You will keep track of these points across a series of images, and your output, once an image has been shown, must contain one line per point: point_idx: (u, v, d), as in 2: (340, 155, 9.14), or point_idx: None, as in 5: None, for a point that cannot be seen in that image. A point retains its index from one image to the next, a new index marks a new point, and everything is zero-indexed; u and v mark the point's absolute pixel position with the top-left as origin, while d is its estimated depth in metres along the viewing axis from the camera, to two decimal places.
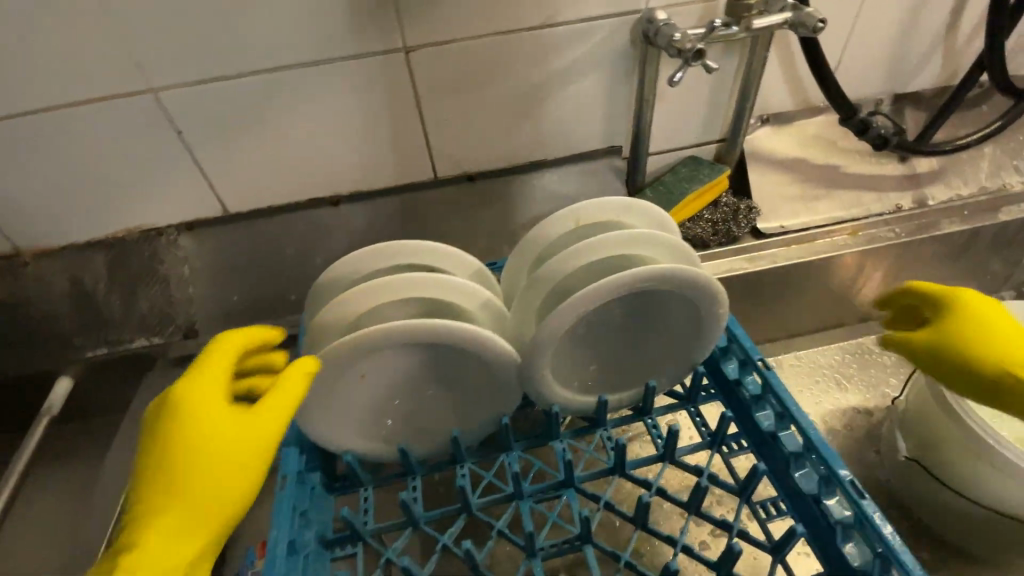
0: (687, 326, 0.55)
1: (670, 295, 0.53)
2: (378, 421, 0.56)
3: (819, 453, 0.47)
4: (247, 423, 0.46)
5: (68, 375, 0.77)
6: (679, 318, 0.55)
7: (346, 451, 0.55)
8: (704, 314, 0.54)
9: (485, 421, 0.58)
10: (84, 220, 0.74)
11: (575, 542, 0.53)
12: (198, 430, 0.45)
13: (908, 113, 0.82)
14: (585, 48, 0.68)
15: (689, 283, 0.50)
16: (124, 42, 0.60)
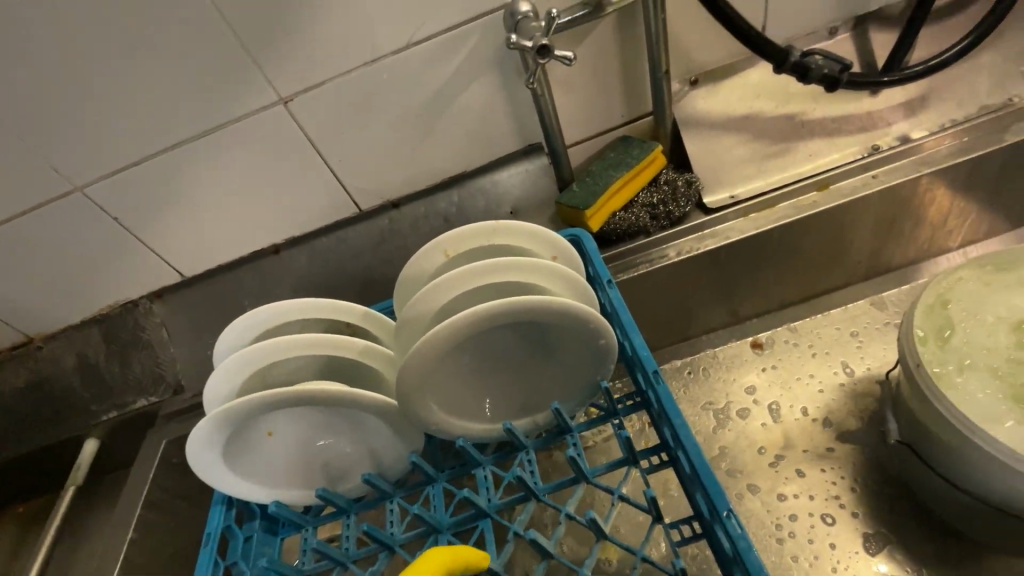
0: (578, 344, 0.52)
1: (539, 320, 0.49)
2: (299, 474, 0.58)
3: (700, 479, 0.42)
4: None
5: (93, 436, 0.90)
6: (565, 339, 0.52)
7: (269, 501, 0.57)
8: (588, 330, 0.50)
9: (402, 459, 0.58)
10: (71, 305, 0.84)
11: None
12: None
13: (874, 34, 0.69)
14: (460, 57, 0.65)
15: (552, 307, 0.47)
16: (40, 151, 0.66)
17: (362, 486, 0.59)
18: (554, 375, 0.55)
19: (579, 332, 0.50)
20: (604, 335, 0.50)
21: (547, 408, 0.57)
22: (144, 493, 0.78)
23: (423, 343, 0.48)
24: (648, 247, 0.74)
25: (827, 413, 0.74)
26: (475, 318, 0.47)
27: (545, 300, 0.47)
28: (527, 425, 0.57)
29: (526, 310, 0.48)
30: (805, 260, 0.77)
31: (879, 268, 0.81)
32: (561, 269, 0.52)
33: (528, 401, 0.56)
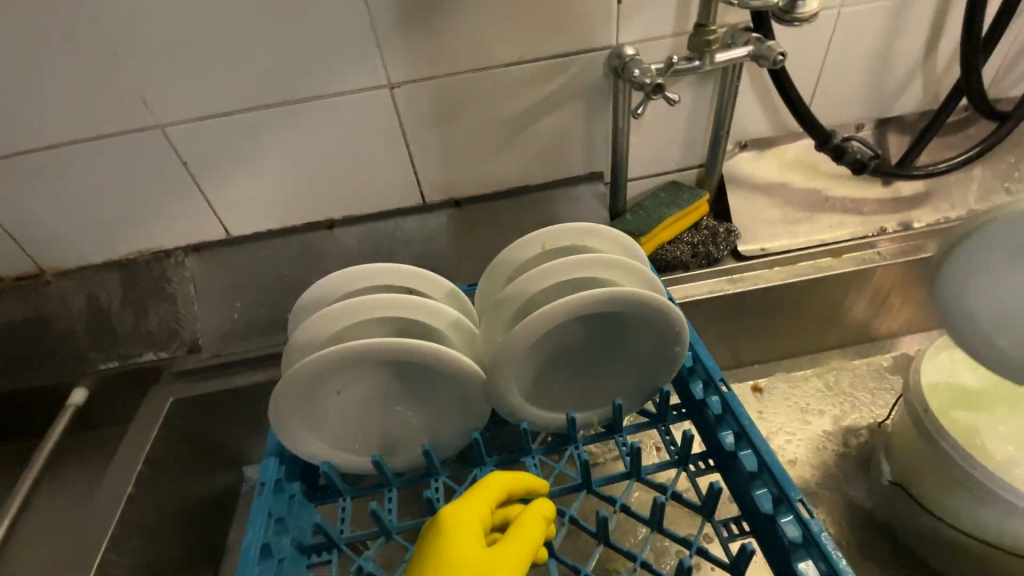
0: (654, 347, 0.57)
1: (633, 316, 0.54)
2: (354, 437, 0.58)
3: (772, 473, 0.49)
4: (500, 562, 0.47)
5: (82, 385, 0.84)
6: (644, 340, 0.57)
7: (321, 462, 0.57)
8: (669, 334, 0.56)
9: (457, 437, 0.60)
10: (100, 243, 0.81)
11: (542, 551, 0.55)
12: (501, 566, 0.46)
13: (891, 137, 0.83)
14: (557, 82, 0.72)
15: (649, 306, 0.52)
16: (136, 84, 0.66)
17: (410, 460, 0.60)
18: (621, 374, 0.59)
19: (660, 336, 0.55)
20: (678, 344, 0.56)
21: (606, 405, 0.61)
22: (146, 452, 0.75)
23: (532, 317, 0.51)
24: (682, 281, 0.81)
25: (820, 457, 0.82)
26: (580, 303, 0.51)
27: (649, 298, 0.52)
28: (584, 419, 0.61)
29: (625, 306, 0.53)
30: (812, 317, 0.87)
31: (868, 335, 0.93)
32: (649, 277, 0.58)
33: (591, 395, 0.60)
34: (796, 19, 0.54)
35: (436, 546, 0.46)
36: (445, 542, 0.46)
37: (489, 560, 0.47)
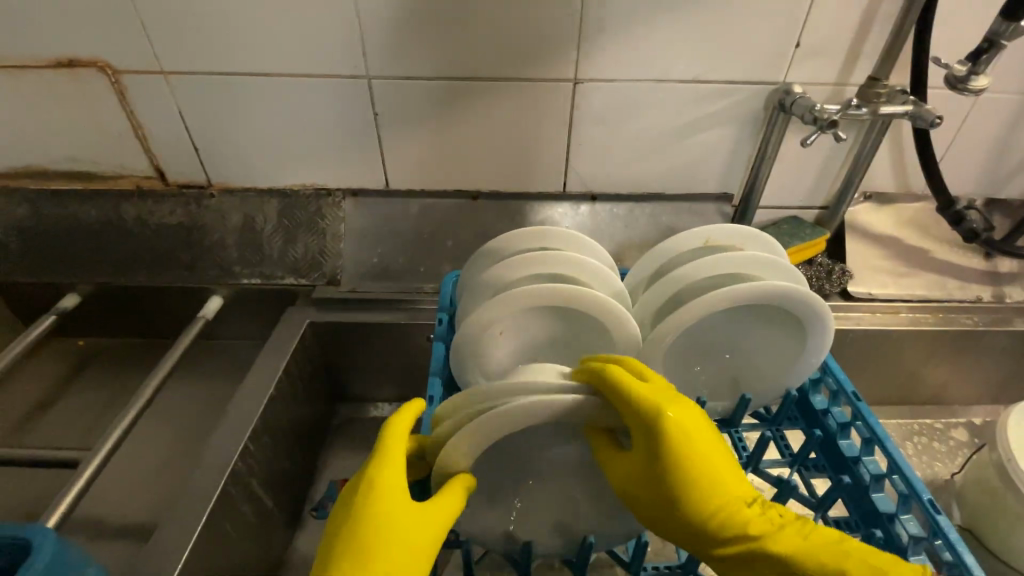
0: (794, 351, 0.63)
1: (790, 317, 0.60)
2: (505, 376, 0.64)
3: (903, 476, 0.53)
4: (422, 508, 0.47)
5: (219, 294, 0.92)
6: (787, 344, 0.63)
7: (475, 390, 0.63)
8: (814, 342, 0.61)
9: None
10: (271, 170, 0.90)
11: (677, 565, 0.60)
12: (403, 515, 0.46)
13: (1000, 216, 0.90)
14: (719, 106, 0.80)
15: (809, 311, 0.58)
16: (363, 36, 0.75)
17: None
18: (755, 371, 0.65)
19: (805, 344, 0.61)
20: (816, 357, 0.62)
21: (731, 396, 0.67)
22: (286, 360, 0.81)
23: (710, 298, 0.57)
24: None
25: None
26: (751, 293, 0.57)
27: (812, 304, 0.58)
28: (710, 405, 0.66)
29: (785, 306, 0.59)
30: (900, 368, 0.92)
31: (944, 398, 0.97)
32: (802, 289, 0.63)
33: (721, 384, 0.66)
34: (968, 90, 0.63)
35: (673, 451, 0.46)
36: (683, 453, 0.46)
37: (416, 511, 0.46)
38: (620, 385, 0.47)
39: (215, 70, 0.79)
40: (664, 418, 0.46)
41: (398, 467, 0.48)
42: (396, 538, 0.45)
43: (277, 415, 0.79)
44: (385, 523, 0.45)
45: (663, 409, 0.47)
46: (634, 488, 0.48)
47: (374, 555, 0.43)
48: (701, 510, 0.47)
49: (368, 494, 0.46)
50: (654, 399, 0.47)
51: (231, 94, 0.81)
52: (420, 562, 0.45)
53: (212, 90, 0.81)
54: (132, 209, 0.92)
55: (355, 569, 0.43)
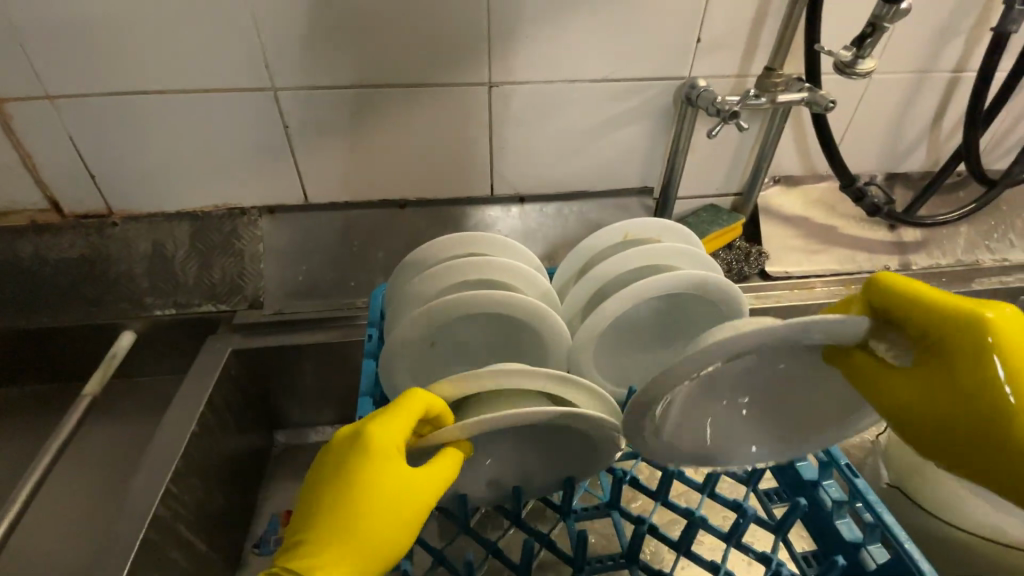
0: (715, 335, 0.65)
1: (707, 302, 0.62)
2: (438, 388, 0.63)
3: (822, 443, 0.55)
4: (416, 480, 0.43)
5: (132, 329, 0.85)
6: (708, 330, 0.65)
7: None
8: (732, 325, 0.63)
9: None
10: (178, 192, 0.84)
11: (620, 560, 0.55)
12: (389, 484, 0.43)
13: (898, 189, 0.96)
14: (632, 101, 0.82)
15: (722, 295, 0.60)
16: (263, 47, 0.72)
17: None
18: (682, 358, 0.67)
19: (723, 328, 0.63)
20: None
21: None
22: (209, 393, 0.76)
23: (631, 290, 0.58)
24: None
25: None
26: (667, 283, 0.59)
27: (725, 288, 0.60)
28: None
29: (701, 293, 0.61)
30: None
31: None
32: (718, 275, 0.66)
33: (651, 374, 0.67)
34: (856, 73, 0.65)
35: (973, 368, 0.35)
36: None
37: (412, 480, 0.43)
38: (920, 299, 0.38)
39: (102, 90, 0.73)
40: (984, 334, 0.35)
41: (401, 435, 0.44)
42: (384, 501, 0.42)
43: (205, 452, 0.74)
44: (379, 481, 0.42)
45: (979, 311, 0.35)
46: (942, 401, 0.36)
47: (358, 511, 0.42)
48: None
49: (367, 441, 0.43)
50: (946, 308, 0.37)
51: (123, 114, 0.76)
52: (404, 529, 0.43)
53: (101, 111, 0.75)
54: (21, 246, 0.84)
55: (344, 526, 0.42)
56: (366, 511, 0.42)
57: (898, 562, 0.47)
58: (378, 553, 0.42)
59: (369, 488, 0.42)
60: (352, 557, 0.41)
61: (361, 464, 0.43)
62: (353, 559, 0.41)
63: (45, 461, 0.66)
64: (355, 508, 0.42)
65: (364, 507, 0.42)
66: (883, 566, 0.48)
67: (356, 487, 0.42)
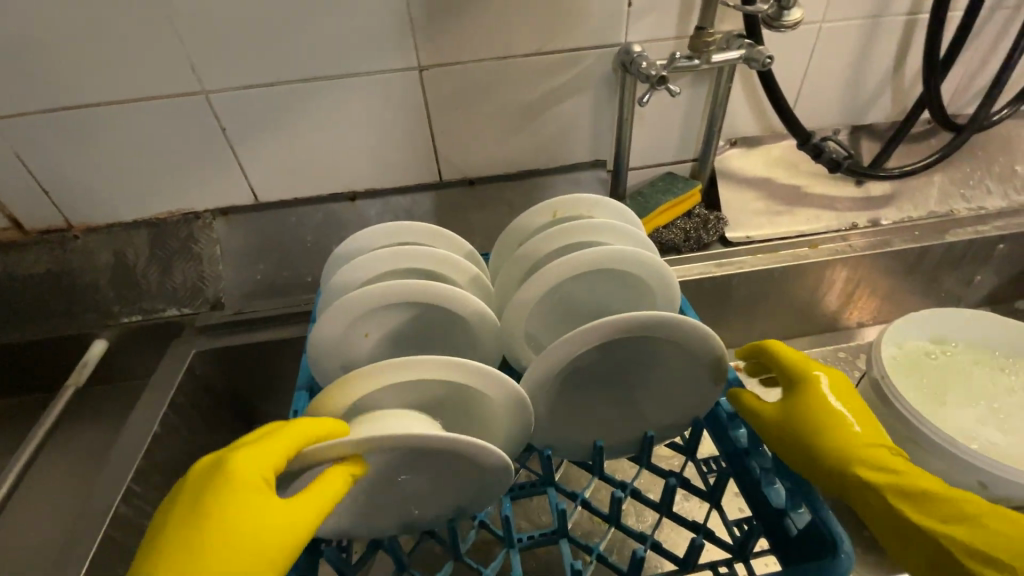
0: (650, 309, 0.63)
1: (637, 276, 0.61)
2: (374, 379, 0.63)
3: None
4: (284, 514, 0.43)
5: (102, 338, 0.88)
6: (644, 304, 0.63)
7: None
8: (665, 297, 0.62)
9: None
10: (132, 201, 0.86)
11: (552, 535, 0.54)
12: (252, 513, 0.42)
13: (863, 142, 0.92)
14: (570, 73, 0.80)
15: (651, 268, 0.59)
16: (188, 50, 0.72)
17: None
18: None
19: (658, 301, 0.62)
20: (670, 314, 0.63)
21: None
22: (172, 395, 0.79)
23: (553, 268, 0.57)
24: (677, 264, 0.88)
25: None
26: (591, 259, 0.57)
27: (651, 260, 0.58)
28: None
29: (629, 268, 0.59)
30: (791, 302, 0.96)
31: (840, 324, 1.01)
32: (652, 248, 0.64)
33: None
34: (783, 25, 0.63)
35: (817, 398, 0.54)
36: (832, 404, 0.54)
37: (279, 515, 0.42)
38: (787, 355, 0.58)
39: (38, 106, 0.74)
40: (813, 379, 0.55)
41: (268, 466, 0.43)
42: (245, 536, 0.41)
43: (172, 451, 0.77)
44: (242, 519, 0.41)
45: (810, 368, 0.57)
46: (790, 429, 0.53)
47: (210, 545, 0.41)
48: (843, 440, 0.51)
49: (222, 485, 0.42)
50: (803, 363, 0.57)
51: (63, 128, 0.77)
52: (271, 566, 0.42)
53: (42, 128, 0.77)
54: None
55: (190, 565, 0.40)
56: (220, 553, 0.41)
57: (818, 523, 0.46)
58: None
59: (228, 523, 0.41)
60: None
61: (226, 501, 0.42)
62: None
63: (14, 473, 0.71)
64: (200, 564, 0.40)
65: (218, 545, 0.41)
66: (806, 529, 0.48)
67: (212, 526, 0.41)
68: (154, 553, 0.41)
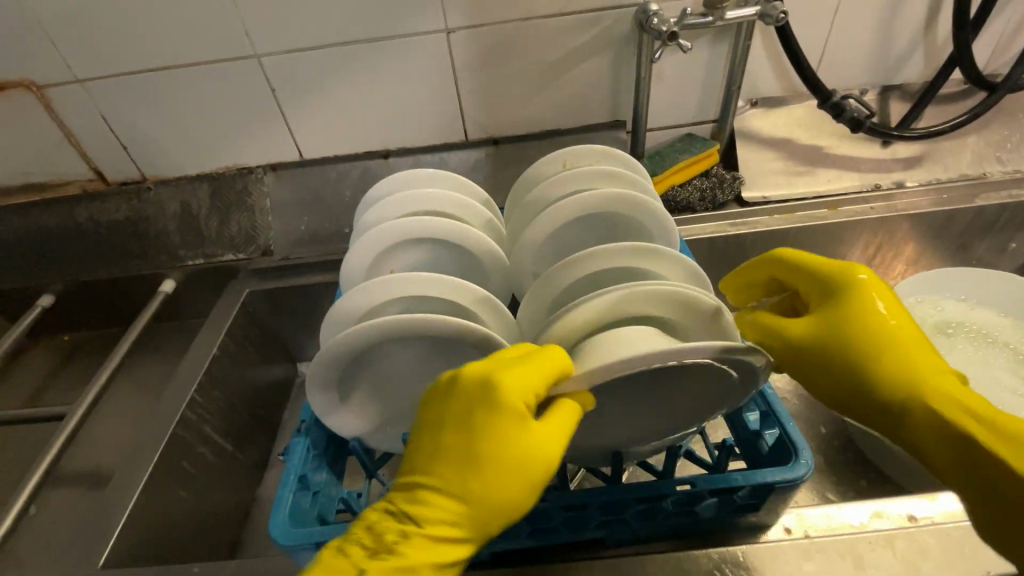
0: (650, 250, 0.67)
1: (635, 217, 0.65)
2: None
3: None
4: (534, 438, 0.44)
5: (172, 278, 1.00)
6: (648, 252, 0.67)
7: None
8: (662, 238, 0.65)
9: None
10: (197, 155, 0.97)
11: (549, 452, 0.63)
12: (471, 442, 0.45)
13: (891, 103, 0.91)
14: (589, 33, 0.84)
15: (655, 215, 0.63)
16: (244, 17, 0.81)
17: None
18: None
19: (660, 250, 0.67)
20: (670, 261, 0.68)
21: None
22: (227, 325, 0.89)
23: (557, 211, 0.62)
24: (691, 222, 0.91)
25: None
26: (596, 200, 0.62)
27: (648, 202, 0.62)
28: None
29: (631, 212, 0.64)
30: None
31: None
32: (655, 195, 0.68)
33: None
34: None
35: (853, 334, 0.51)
36: (867, 330, 0.51)
37: (524, 438, 0.44)
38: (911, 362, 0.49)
39: (121, 69, 0.85)
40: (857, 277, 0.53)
41: (506, 415, 0.44)
42: (502, 443, 0.44)
43: (226, 375, 0.87)
44: (490, 430, 0.44)
45: (856, 271, 0.54)
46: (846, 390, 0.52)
47: (482, 446, 0.45)
48: (889, 364, 0.50)
49: (482, 406, 0.45)
50: (845, 266, 0.55)
51: (135, 89, 0.87)
52: (530, 474, 0.44)
53: (122, 88, 0.87)
54: (73, 212, 0.98)
55: (445, 457, 0.46)
56: (484, 457, 0.44)
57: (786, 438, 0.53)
58: (523, 479, 0.44)
59: (483, 451, 0.44)
60: (486, 476, 0.44)
61: (465, 419, 0.45)
62: (479, 505, 0.44)
63: (99, 383, 0.82)
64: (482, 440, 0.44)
65: (473, 454, 0.45)
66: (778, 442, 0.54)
67: (463, 434, 0.45)
68: (435, 448, 0.46)
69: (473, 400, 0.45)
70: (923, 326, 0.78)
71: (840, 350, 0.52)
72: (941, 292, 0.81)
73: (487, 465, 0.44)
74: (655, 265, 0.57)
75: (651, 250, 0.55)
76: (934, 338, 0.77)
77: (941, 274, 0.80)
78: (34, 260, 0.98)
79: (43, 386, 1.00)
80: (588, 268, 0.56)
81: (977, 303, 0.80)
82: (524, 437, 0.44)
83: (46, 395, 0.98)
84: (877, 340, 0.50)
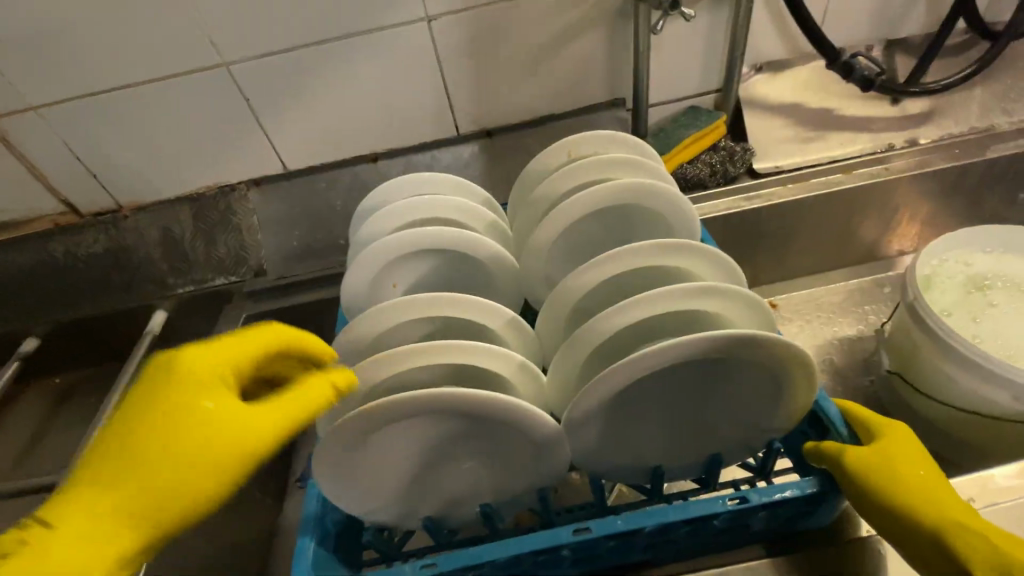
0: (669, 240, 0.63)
1: (649, 207, 0.60)
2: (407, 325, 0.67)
3: None
4: (206, 424, 0.44)
5: (162, 308, 0.94)
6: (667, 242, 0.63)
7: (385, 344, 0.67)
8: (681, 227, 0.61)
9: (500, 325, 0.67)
10: (174, 177, 0.91)
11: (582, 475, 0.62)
12: (145, 442, 0.43)
13: (900, 56, 0.86)
14: (579, 9, 0.79)
15: (673, 202, 0.59)
16: (206, 24, 0.74)
17: None
18: None
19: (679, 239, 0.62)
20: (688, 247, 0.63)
21: None
22: None
23: (567, 208, 0.58)
24: (703, 200, 0.86)
25: (836, 366, 0.89)
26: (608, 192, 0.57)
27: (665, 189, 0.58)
28: None
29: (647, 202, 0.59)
30: (826, 232, 0.92)
31: (878, 253, 0.98)
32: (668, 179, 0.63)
33: None
34: None
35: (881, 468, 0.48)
36: (894, 462, 0.48)
37: (195, 427, 0.44)
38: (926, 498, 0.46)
39: (80, 92, 0.79)
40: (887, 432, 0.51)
41: (154, 402, 0.44)
42: (166, 442, 0.43)
43: None
44: (133, 427, 0.43)
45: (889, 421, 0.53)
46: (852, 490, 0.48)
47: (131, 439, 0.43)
48: (902, 490, 0.46)
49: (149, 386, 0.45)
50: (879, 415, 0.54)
51: (98, 114, 0.81)
52: (218, 465, 0.44)
53: (83, 112, 0.81)
54: (48, 249, 0.92)
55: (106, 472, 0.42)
56: (133, 457, 0.42)
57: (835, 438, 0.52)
58: (210, 474, 0.43)
59: (142, 442, 0.43)
60: (165, 471, 0.42)
61: (130, 422, 0.44)
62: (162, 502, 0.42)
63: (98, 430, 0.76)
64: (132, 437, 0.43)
65: (138, 453, 0.43)
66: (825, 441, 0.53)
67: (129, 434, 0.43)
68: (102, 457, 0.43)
69: (142, 385, 0.46)
70: (944, 287, 0.73)
71: (860, 477, 0.47)
72: (965, 249, 0.75)
73: (144, 459, 0.42)
74: (679, 260, 0.52)
75: (681, 246, 0.51)
76: (957, 300, 0.72)
77: (968, 230, 0.73)
78: (13, 304, 0.93)
79: (39, 434, 0.95)
80: (607, 273, 0.52)
81: (1007, 261, 0.74)
82: (149, 434, 0.43)
83: (44, 443, 0.94)
84: (902, 473, 0.47)
